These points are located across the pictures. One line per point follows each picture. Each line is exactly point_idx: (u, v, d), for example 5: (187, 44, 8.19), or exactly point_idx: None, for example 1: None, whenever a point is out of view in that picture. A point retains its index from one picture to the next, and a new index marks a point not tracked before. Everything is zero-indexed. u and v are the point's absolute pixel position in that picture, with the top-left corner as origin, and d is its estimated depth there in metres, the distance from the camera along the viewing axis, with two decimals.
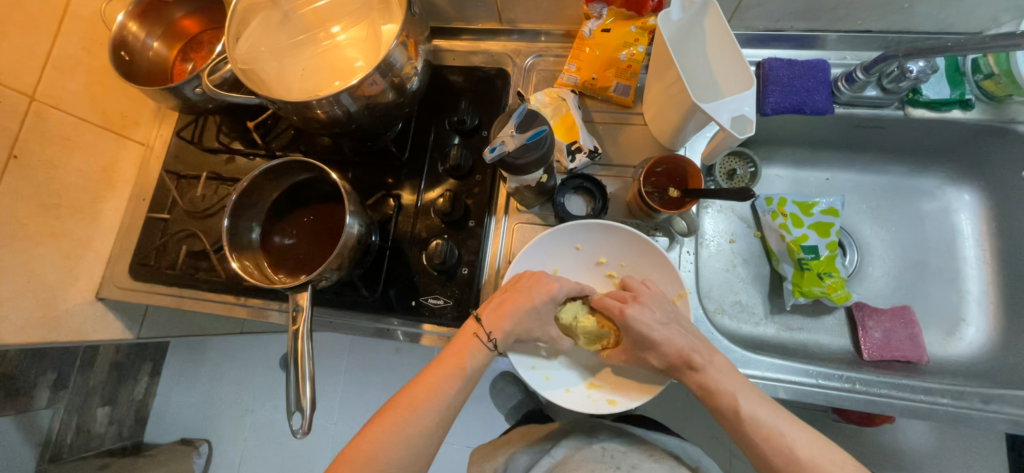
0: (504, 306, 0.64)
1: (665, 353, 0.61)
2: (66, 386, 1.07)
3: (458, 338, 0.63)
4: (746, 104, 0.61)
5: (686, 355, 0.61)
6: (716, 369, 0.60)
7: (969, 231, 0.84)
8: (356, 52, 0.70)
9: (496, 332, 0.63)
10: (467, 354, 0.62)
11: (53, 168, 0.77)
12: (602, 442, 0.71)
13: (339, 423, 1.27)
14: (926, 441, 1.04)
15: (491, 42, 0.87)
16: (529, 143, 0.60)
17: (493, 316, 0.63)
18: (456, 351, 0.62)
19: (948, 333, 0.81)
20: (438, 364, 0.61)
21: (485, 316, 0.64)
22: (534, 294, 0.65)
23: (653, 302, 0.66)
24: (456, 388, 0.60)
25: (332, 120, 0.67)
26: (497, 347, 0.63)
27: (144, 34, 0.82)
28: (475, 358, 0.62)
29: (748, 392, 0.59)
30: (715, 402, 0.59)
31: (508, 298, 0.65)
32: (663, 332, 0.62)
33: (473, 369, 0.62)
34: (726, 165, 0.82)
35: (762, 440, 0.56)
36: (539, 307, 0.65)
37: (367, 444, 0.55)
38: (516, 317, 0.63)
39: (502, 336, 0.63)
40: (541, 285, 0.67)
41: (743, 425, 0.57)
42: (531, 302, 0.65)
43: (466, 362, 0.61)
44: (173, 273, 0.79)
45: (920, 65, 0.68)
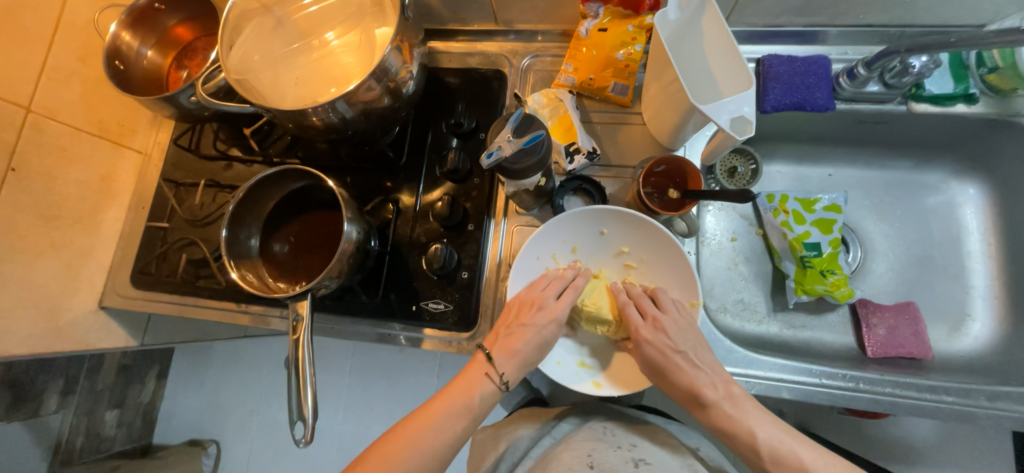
0: (513, 341, 0.64)
1: (679, 386, 0.62)
2: (74, 391, 1.07)
3: (467, 374, 0.64)
4: (746, 104, 0.60)
5: (698, 390, 0.61)
6: (731, 403, 0.59)
7: (974, 225, 0.83)
8: (351, 57, 0.69)
9: (508, 371, 0.63)
10: (476, 390, 0.62)
11: (51, 179, 0.77)
12: (603, 422, 0.71)
13: (344, 423, 1.28)
14: (930, 434, 1.04)
15: (487, 43, 0.86)
16: (527, 147, 0.60)
17: (504, 353, 0.64)
18: (465, 386, 0.62)
19: (953, 328, 0.80)
20: (447, 399, 0.61)
21: (495, 352, 0.64)
22: (542, 325, 0.65)
23: (671, 324, 0.65)
24: (463, 424, 0.60)
25: (328, 127, 0.66)
26: (509, 385, 0.64)
27: (138, 43, 0.81)
28: (485, 395, 0.62)
29: (767, 424, 0.58)
30: (731, 436, 0.58)
31: (517, 333, 0.65)
32: (678, 362, 0.63)
33: (482, 406, 0.62)
34: (727, 162, 0.81)
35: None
36: (546, 337, 0.65)
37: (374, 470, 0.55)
38: (525, 353, 0.64)
39: (513, 373, 0.64)
40: (547, 312, 0.66)
41: (764, 463, 0.56)
42: (539, 333, 0.65)
43: (477, 398, 0.62)
44: (175, 281, 0.80)
45: (924, 60, 0.67)
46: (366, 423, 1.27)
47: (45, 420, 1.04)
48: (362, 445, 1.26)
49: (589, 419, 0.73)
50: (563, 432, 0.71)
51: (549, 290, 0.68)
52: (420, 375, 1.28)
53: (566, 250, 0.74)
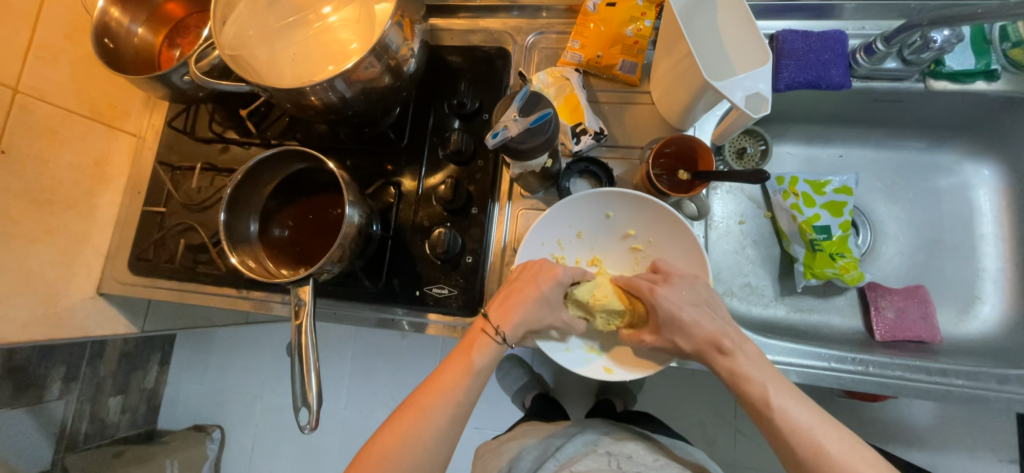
0: (511, 297, 0.62)
1: (696, 336, 0.60)
2: (77, 378, 1.07)
3: (466, 336, 0.63)
4: (761, 81, 0.59)
5: (717, 337, 0.60)
6: (746, 355, 0.59)
7: (988, 208, 0.82)
8: (350, 34, 0.67)
9: (504, 326, 0.61)
10: (475, 350, 0.61)
11: (44, 163, 0.74)
12: (607, 448, 0.74)
13: (347, 408, 1.28)
14: (933, 416, 1.04)
15: (490, 19, 0.83)
16: (534, 127, 0.58)
17: (498, 309, 0.62)
18: (465, 347, 0.61)
19: (962, 311, 0.79)
20: (449, 360, 0.61)
21: (492, 311, 0.62)
22: (541, 282, 0.63)
23: (683, 279, 0.64)
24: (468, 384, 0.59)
25: (327, 107, 0.64)
26: (506, 340, 0.61)
27: (128, 20, 0.79)
28: (483, 353, 0.61)
29: (776, 381, 0.58)
30: (743, 386, 0.58)
31: (517, 290, 0.62)
32: (693, 314, 0.61)
33: (483, 365, 0.61)
34: (736, 143, 0.79)
35: (790, 429, 0.55)
36: (548, 297, 0.63)
37: (383, 453, 0.55)
38: (524, 309, 0.61)
39: (510, 329, 0.61)
40: (545, 272, 0.64)
41: (771, 414, 0.56)
42: (539, 291, 0.62)
43: (475, 357, 0.60)
44: (174, 267, 0.78)
45: (945, 34, 0.65)
46: (370, 408, 1.27)
47: (49, 406, 1.03)
48: (366, 429, 1.26)
49: (593, 443, 0.76)
50: (567, 455, 0.73)
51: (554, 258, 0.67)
52: (422, 359, 1.27)
53: (571, 235, 0.72)
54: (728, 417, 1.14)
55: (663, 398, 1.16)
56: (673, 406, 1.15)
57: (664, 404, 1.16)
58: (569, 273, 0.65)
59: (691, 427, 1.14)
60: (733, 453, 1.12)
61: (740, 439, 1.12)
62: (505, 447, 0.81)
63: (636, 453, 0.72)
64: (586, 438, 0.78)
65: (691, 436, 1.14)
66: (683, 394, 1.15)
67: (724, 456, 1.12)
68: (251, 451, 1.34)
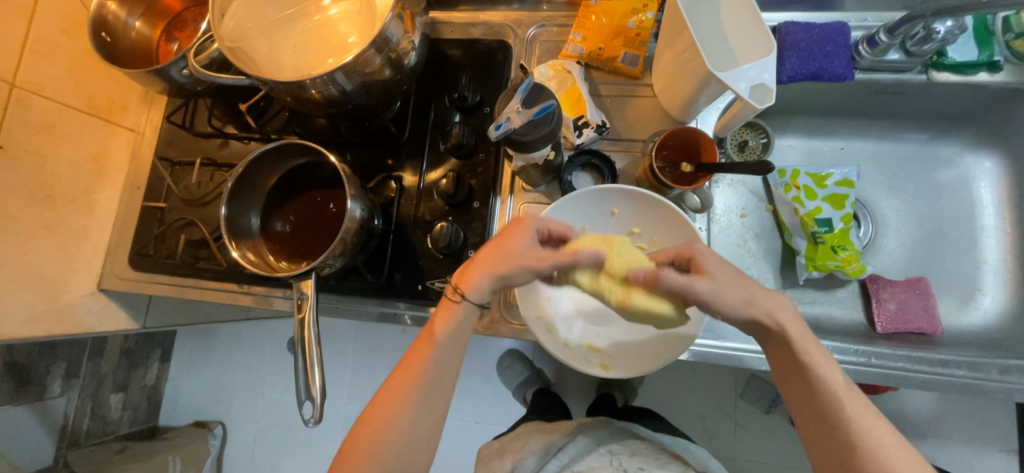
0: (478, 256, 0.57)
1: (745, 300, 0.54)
2: (78, 375, 1.06)
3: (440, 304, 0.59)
4: (766, 71, 0.59)
5: (777, 305, 0.54)
6: (806, 333, 0.54)
7: (989, 199, 0.82)
8: (349, 26, 0.66)
9: (464, 286, 0.56)
10: (440, 318, 0.58)
11: (42, 159, 0.74)
12: (609, 447, 0.75)
13: (348, 403, 1.28)
14: (932, 408, 1.04)
15: (490, 12, 0.82)
16: (538, 119, 0.58)
17: (467, 268, 0.58)
18: (436, 317, 0.58)
19: (964, 302, 0.79)
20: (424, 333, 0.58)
21: (459, 275, 0.58)
22: (513, 234, 0.56)
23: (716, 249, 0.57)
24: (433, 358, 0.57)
25: (327, 100, 0.64)
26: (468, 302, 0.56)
27: (125, 13, 0.78)
28: (446, 320, 0.57)
29: (835, 367, 0.53)
30: (810, 363, 0.53)
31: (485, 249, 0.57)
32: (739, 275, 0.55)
33: (446, 333, 0.57)
34: (737, 136, 0.79)
35: (851, 418, 0.51)
36: (521, 254, 0.55)
37: (375, 435, 0.55)
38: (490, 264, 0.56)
39: (473, 291, 0.56)
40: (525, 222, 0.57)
41: (834, 399, 0.52)
42: (509, 248, 0.56)
43: (438, 327, 0.57)
44: (175, 262, 0.78)
45: (949, 25, 0.65)
46: None
47: (50, 403, 1.03)
48: None
49: (596, 443, 0.76)
50: (570, 455, 0.74)
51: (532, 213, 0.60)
52: None
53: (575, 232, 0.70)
54: (728, 410, 1.14)
55: (663, 392, 1.16)
56: (673, 400, 1.16)
57: (664, 398, 1.16)
58: (545, 223, 0.58)
59: (691, 421, 1.15)
60: (734, 446, 1.13)
61: (741, 432, 1.13)
62: (508, 446, 0.80)
63: (637, 452, 0.73)
64: (588, 437, 0.78)
65: (692, 429, 1.14)
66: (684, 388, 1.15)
67: (725, 449, 1.13)
68: (253, 447, 1.34)
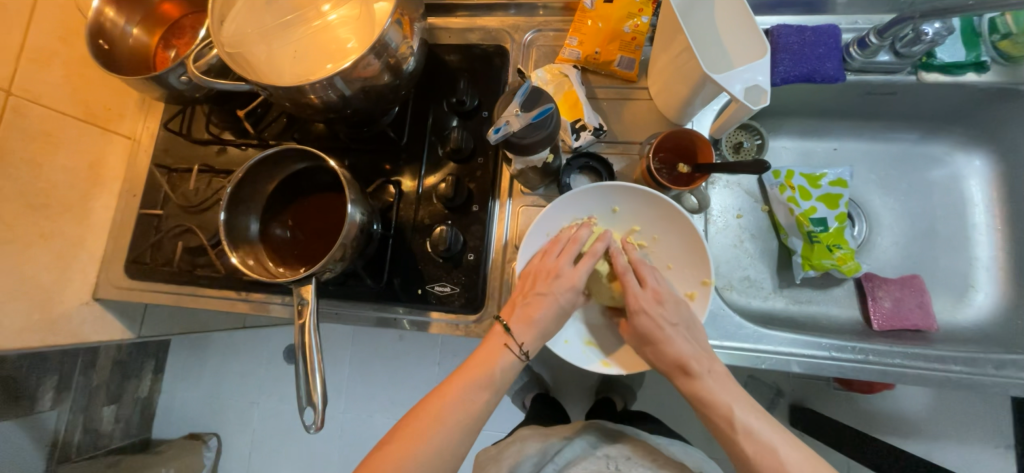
0: (530, 311, 0.62)
1: (666, 357, 0.60)
2: (70, 388, 1.02)
3: (485, 346, 0.62)
4: (760, 74, 0.60)
5: (686, 361, 0.59)
6: (714, 378, 0.59)
7: (979, 197, 0.83)
8: (349, 32, 0.66)
9: (526, 341, 0.61)
10: (496, 363, 0.60)
11: (37, 166, 0.74)
12: (605, 450, 0.74)
13: (346, 412, 1.27)
14: (928, 406, 1.05)
15: (487, 18, 0.83)
16: (536, 122, 0.59)
17: (522, 323, 0.62)
18: (484, 359, 0.61)
19: (957, 299, 0.80)
20: (467, 374, 0.60)
21: (513, 325, 0.62)
22: (560, 292, 0.63)
23: (672, 298, 0.63)
24: (485, 398, 0.59)
25: (326, 105, 0.64)
26: (528, 355, 0.62)
27: (122, 21, 0.78)
28: (506, 366, 0.61)
29: (744, 408, 0.57)
30: (713, 408, 0.58)
31: (534, 302, 0.63)
32: (671, 333, 0.61)
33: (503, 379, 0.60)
34: (733, 138, 0.80)
35: (755, 453, 0.55)
36: (564, 306, 0.63)
37: (394, 453, 0.55)
38: (545, 322, 0.62)
39: (531, 343, 0.62)
40: (564, 279, 0.64)
41: (736, 436, 0.56)
42: (557, 301, 0.63)
43: (496, 370, 0.60)
44: (172, 270, 0.77)
45: (937, 27, 0.66)
46: (369, 412, 1.26)
47: (43, 417, 0.99)
48: (367, 432, 1.25)
49: (591, 446, 0.76)
50: (566, 460, 0.73)
51: (565, 256, 0.65)
52: (422, 361, 1.27)
53: None
54: None
55: (662, 394, 1.17)
56: (672, 402, 1.16)
57: (662, 400, 1.16)
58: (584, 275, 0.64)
59: (690, 423, 1.15)
60: None
61: None
62: (503, 453, 0.79)
63: (633, 455, 0.73)
64: (584, 439, 0.77)
65: (691, 431, 1.14)
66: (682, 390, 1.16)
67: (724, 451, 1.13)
68: (249, 458, 1.32)
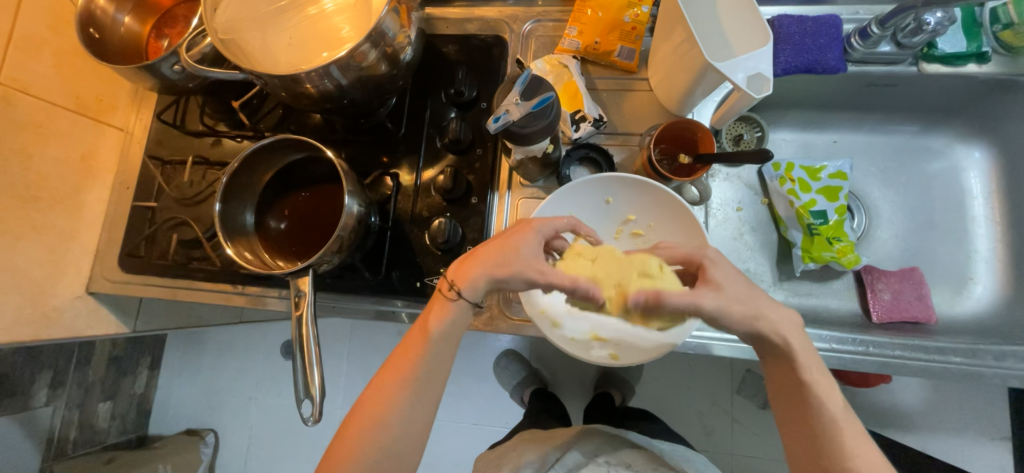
0: (474, 252, 0.56)
1: (766, 313, 0.52)
2: (65, 384, 1.01)
3: (430, 298, 0.57)
4: (762, 61, 0.60)
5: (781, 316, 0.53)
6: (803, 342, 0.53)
7: (979, 189, 0.83)
8: (345, 20, 0.65)
9: (460, 283, 0.55)
10: (433, 314, 0.56)
11: (28, 158, 0.72)
12: (606, 458, 0.73)
13: (344, 407, 1.26)
14: (924, 399, 1.06)
15: (485, 8, 0.82)
16: (536, 111, 0.58)
17: (458, 265, 0.56)
18: (431, 310, 0.56)
19: (957, 291, 0.80)
20: (416, 330, 0.56)
21: (455, 270, 0.56)
22: (511, 235, 0.56)
23: None
24: (426, 355, 0.55)
25: (323, 95, 0.63)
26: (464, 298, 0.55)
27: (114, 9, 0.76)
28: (442, 316, 0.55)
29: (830, 382, 0.53)
30: (810, 381, 0.52)
31: (482, 243, 0.57)
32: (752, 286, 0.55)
33: (440, 330, 0.55)
34: (733, 130, 0.80)
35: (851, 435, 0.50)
36: (519, 247, 0.54)
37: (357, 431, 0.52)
38: (490, 261, 0.54)
39: (469, 288, 0.55)
40: (521, 224, 0.57)
41: (836, 416, 0.51)
42: (509, 241, 0.55)
43: (433, 323, 0.55)
44: (167, 263, 0.76)
45: (938, 16, 0.66)
46: None
47: (37, 413, 0.98)
48: None
49: (592, 452, 0.75)
50: (567, 466, 0.72)
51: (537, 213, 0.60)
52: None
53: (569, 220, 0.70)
54: (725, 406, 1.15)
55: (661, 388, 1.17)
56: (670, 396, 1.16)
57: (660, 395, 1.16)
58: (549, 225, 0.57)
59: (689, 419, 1.15)
60: (731, 443, 1.13)
61: (738, 428, 1.13)
62: (504, 457, 0.79)
63: (635, 463, 0.72)
64: (586, 447, 0.77)
65: (690, 425, 1.14)
66: (680, 384, 1.16)
67: (723, 445, 1.13)
68: (246, 455, 1.31)
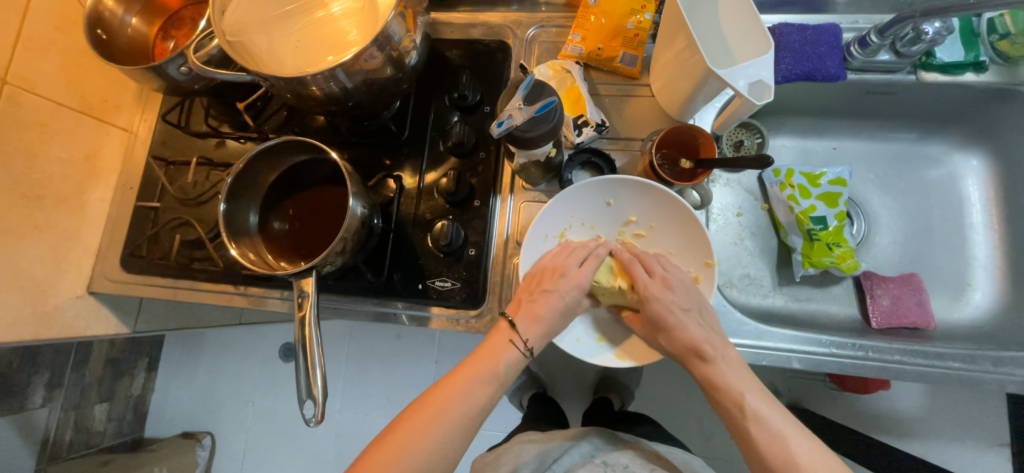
0: (537, 308, 0.63)
1: (678, 341, 0.60)
2: (61, 385, 1.00)
3: (491, 341, 0.62)
4: (764, 69, 0.61)
5: (699, 345, 0.59)
6: (728, 363, 0.59)
7: (976, 196, 0.84)
8: (352, 24, 0.66)
9: (531, 337, 0.61)
10: (500, 358, 0.60)
11: (32, 156, 0.73)
12: (603, 458, 0.73)
13: (342, 411, 1.26)
14: (923, 406, 1.06)
15: (489, 13, 0.83)
16: (539, 116, 0.59)
17: (528, 319, 0.62)
18: (490, 352, 0.61)
19: (955, 298, 0.81)
20: (474, 365, 0.60)
21: (523, 319, 0.62)
22: (567, 294, 0.64)
23: (681, 283, 0.64)
24: (488, 394, 0.58)
25: (328, 97, 0.64)
26: (532, 353, 0.62)
27: (121, 10, 0.77)
28: (510, 363, 0.60)
29: (751, 387, 0.57)
30: (719, 393, 0.58)
31: (542, 299, 0.63)
32: (682, 318, 0.61)
33: (507, 374, 0.60)
34: (733, 136, 0.80)
35: (763, 439, 0.54)
36: (568, 305, 0.64)
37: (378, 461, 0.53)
38: (551, 321, 0.63)
39: (536, 340, 0.62)
40: (569, 279, 0.65)
41: (746, 423, 0.55)
42: (562, 299, 0.64)
43: (501, 367, 0.60)
44: (169, 264, 0.76)
45: (936, 26, 0.67)
46: (366, 411, 1.25)
47: (32, 414, 0.97)
48: (363, 430, 1.24)
49: (589, 454, 0.75)
50: (564, 466, 0.72)
51: (572, 258, 0.67)
52: (421, 360, 1.26)
53: (570, 224, 0.71)
54: None
55: (661, 394, 1.17)
56: (669, 402, 1.16)
57: (660, 399, 1.17)
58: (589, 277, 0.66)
59: (688, 424, 1.15)
60: (730, 448, 1.13)
61: None
62: (502, 459, 0.78)
63: (632, 463, 0.72)
64: (583, 446, 0.77)
65: (689, 431, 1.14)
66: (680, 389, 1.16)
67: (723, 451, 1.13)
68: (242, 458, 1.31)
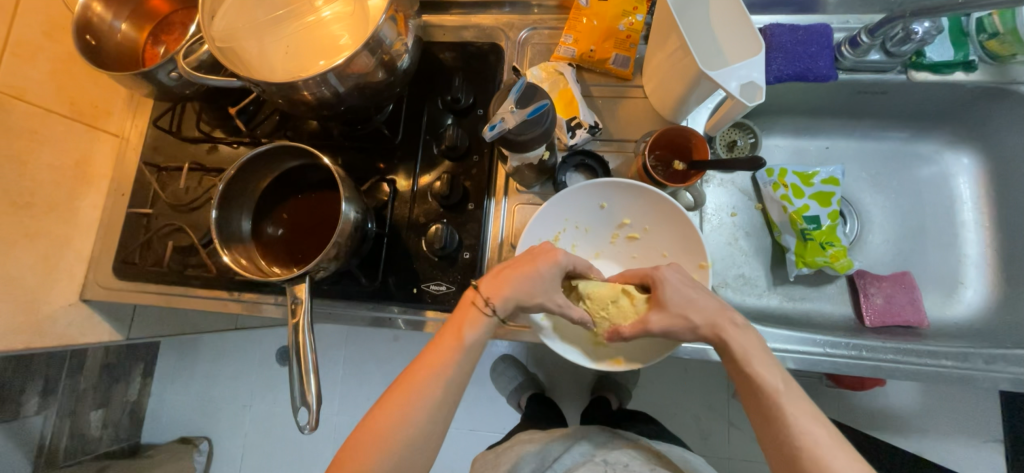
0: (504, 273, 0.59)
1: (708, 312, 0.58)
2: (56, 392, 1.00)
3: (458, 310, 0.59)
4: (755, 70, 0.61)
5: (725, 313, 0.58)
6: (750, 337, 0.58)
7: (968, 194, 0.84)
8: (343, 28, 0.66)
9: (495, 299, 0.58)
10: (466, 326, 0.58)
11: (22, 163, 0.72)
12: (604, 457, 0.73)
13: (340, 413, 1.26)
14: (917, 402, 1.07)
15: (482, 16, 0.83)
16: (531, 119, 0.59)
17: (490, 282, 0.59)
18: (455, 324, 0.59)
19: (946, 295, 0.81)
20: (439, 344, 0.58)
21: (489, 284, 0.59)
22: (539, 261, 0.59)
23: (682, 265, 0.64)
24: (458, 361, 0.57)
25: (320, 102, 0.63)
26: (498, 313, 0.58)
27: (110, 16, 0.77)
28: (475, 329, 0.58)
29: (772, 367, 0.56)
30: (755, 367, 0.55)
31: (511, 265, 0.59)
32: (700, 292, 0.60)
33: (473, 340, 0.58)
34: (726, 136, 0.81)
35: (793, 416, 0.53)
36: (543, 274, 0.59)
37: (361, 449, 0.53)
38: (519, 284, 0.58)
39: (500, 302, 0.58)
40: (546, 253, 0.60)
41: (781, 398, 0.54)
42: (535, 267, 0.59)
43: (466, 334, 0.58)
44: (162, 270, 0.76)
45: (926, 26, 0.67)
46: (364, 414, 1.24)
47: (27, 422, 0.96)
48: None
49: (590, 452, 0.75)
50: (564, 466, 0.73)
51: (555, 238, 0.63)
52: None
53: (564, 227, 0.71)
54: (721, 409, 1.15)
55: (659, 392, 1.17)
56: (667, 401, 1.17)
57: (658, 397, 1.17)
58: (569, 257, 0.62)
59: (685, 422, 1.15)
60: (727, 446, 1.13)
61: (734, 432, 1.14)
62: (502, 458, 0.79)
63: (631, 463, 0.71)
64: (584, 445, 0.77)
65: (687, 430, 1.15)
66: (677, 387, 1.16)
67: (720, 449, 1.13)
68: (240, 462, 1.30)
